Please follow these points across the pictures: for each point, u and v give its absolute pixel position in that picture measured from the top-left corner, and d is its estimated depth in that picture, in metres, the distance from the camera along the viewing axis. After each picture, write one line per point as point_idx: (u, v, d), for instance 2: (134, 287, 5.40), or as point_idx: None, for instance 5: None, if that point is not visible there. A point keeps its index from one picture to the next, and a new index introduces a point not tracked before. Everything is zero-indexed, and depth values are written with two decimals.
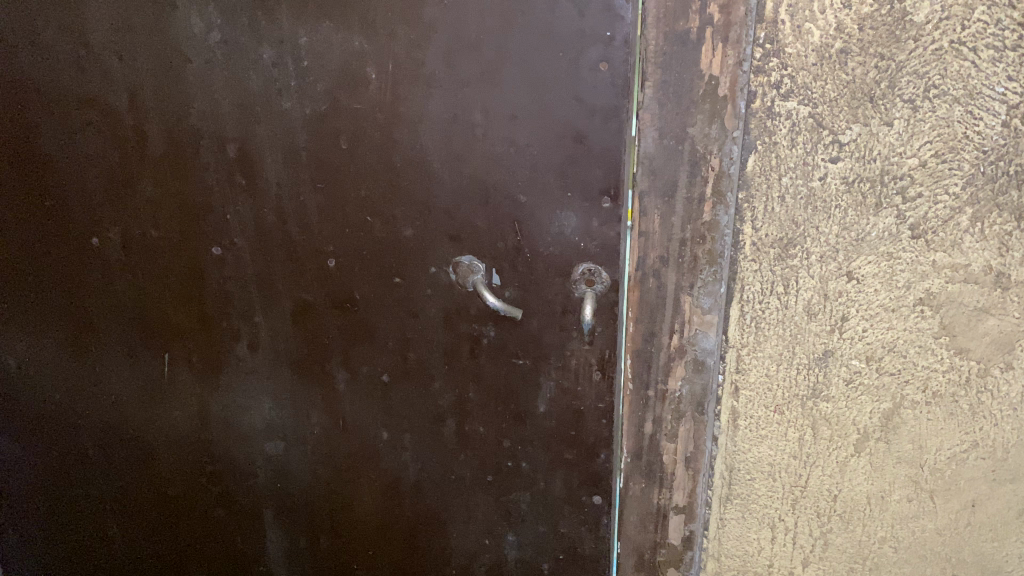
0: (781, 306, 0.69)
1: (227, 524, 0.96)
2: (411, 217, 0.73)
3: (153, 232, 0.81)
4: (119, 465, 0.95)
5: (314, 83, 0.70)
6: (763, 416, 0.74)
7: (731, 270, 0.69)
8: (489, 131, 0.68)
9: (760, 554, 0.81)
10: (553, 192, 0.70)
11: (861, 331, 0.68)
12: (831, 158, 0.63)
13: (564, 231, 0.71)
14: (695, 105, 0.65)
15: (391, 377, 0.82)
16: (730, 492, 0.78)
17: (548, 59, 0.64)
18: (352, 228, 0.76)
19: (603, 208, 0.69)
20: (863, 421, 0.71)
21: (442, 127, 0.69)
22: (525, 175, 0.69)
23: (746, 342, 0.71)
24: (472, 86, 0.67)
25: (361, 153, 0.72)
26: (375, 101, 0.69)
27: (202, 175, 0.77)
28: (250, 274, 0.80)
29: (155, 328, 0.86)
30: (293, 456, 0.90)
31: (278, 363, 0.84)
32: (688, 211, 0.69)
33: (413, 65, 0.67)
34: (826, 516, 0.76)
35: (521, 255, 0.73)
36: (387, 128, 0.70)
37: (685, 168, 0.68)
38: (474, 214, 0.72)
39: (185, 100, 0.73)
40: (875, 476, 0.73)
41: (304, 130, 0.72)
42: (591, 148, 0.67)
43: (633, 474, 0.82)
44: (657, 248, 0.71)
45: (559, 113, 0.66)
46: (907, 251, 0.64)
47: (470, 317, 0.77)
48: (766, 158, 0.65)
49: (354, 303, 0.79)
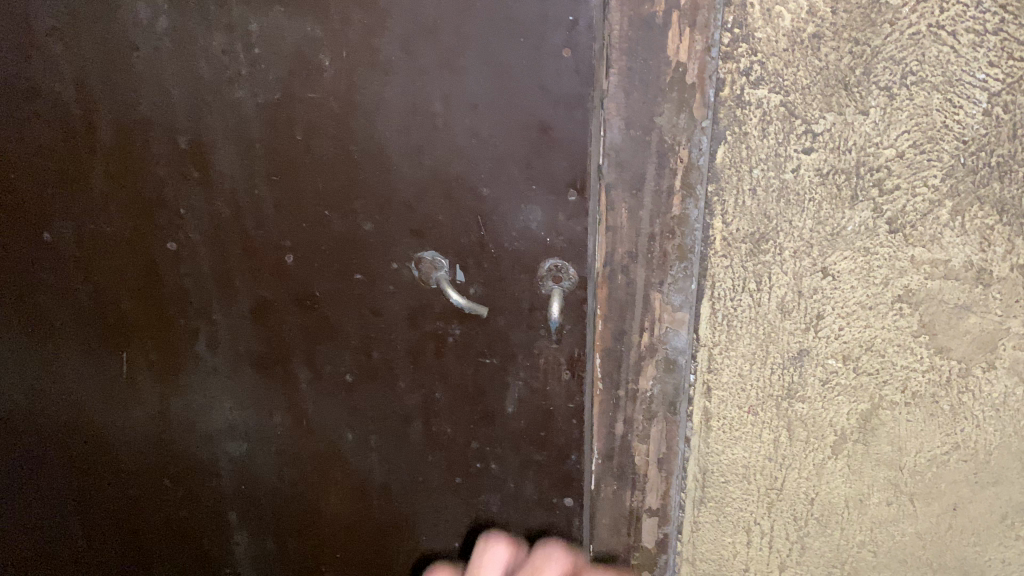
0: (753, 303, 0.66)
1: (193, 527, 0.93)
2: (371, 211, 0.70)
3: (107, 227, 0.78)
4: (81, 467, 0.92)
5: (266, 71, 0.66)
6: (737, 417, 0.71)
7: (702, 267, 0.67)
8: (450, 121, 0.65)
9: (736, 558, 0.78)
10: (517, 186, 0.66)
11: (837, 330, 0.65)
12: (804, 149, 0.60)
13: (530, 225, 0.67)
14: (662, 94, 0.62)
15: (355, 377, 0.79)
16: (703, 494, 0.76)
17: (508, 45, 0.60)
18: (310, 222, 0.72)
19: (571, 201, 0.65)
20: (840, 422, 0.68)
21: (401, 118, 0.65)
22: (488, 168, 0.66)
23: (718, 341, 0.69)
24: (429, 73, 0.63)
25: (317, 145, 0.69)
26: (330, 90, 0.66)
27: (154, 167, 0.74)
28: (208, 271, 0.78)
29: (113, 327, 0.83)
30: (257, 457, 0.87)
31: (239, 363, 0.82)
32: (657, 204, 0.66)
33: (367, 51, 0.63)
34: (803, 519, 0.73)
35: (485, 251, 0.69)
36: (343, 118, 0.67)
37: (653, 160, 0.65)
38: (436, 208, 0.69)
39: (135, 90, 0.70)
40: (853, 479, 0.70)
41: (258, 120, 0.69)
42: (556, 139, 0.63)
43: (606, 476, 0.80)
44: (625, 243, 0.68)
45: (520, 102, 0.62)
46: (884, 246, 0.62)
47: (434, 314, 0.74)
48: (735, 149, 0.62)
49: (315, 300, 0.76)
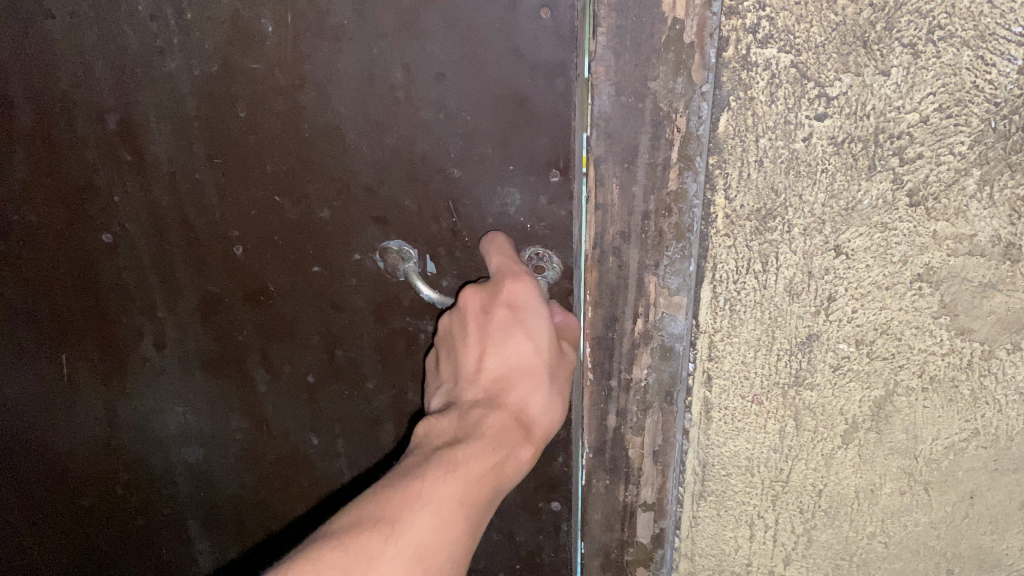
0: (758, 286, 0.60)
1: (149, 530, 0.95)
2: (327, 196, 0.63)
3: (34, 218, 0.72)
4: (33, 474, 0.92)
5: (200, 39, 0.57)
6: (740, 407, 0.65)
7: (701, 248, 0.61)
8: (412, 93, 0.56)
9: (738, 553, 0.72)
10: (493, 167, 0.58)
11: (850, 312, 0.59)
12: (818, 114, 0.53)
13: (508, 210, 0.60)
14: (657, 54, 0.55)
15: (317, 376, 0.75)
16: (703, 489, 0.70)
17: (477, 3, 0.51)
18: (258, 210, 0.65)
19: (552, 182, 0.57)
20: (852, 410, 0.63)
21: (357, 91, 0.57)
22: (458, 147, 0.58)
23: (720, 327, 0.62)
24: (387, 40, 0.54)
25: (262, 122, 0.60)
26: (274, 60, 0.57)
27: (82, 150, 0.66)
28: (148, 265, 0.72)
29: (52, 324, 0.80)
30: (212, 462, 0.86)
31: (189, 364, 0.78)
32: (652, 179, 0.60)
33: (316, 14, 0.54)
34: (810, 512, 0.68)
35: (458, 238, 0.62)
36: (291, 92, 0.58)
37: (647, 130, 0.58)
38: (401, 192, 0.61)
39: (52, 64, 0.62)
40: (864, 468, 0.65)
41: (194, 95, 0.60)
42: (534, 112, 0.55)
43: (598, 470, 0.75)
44: (617, 223, 0.62)
45: (492, 72, 0.53)
46: (904, 221, 0.55)
47: (402, 310, 0.68)
48: (741, 116, 0.55)
49: (269, 295, 0.71)
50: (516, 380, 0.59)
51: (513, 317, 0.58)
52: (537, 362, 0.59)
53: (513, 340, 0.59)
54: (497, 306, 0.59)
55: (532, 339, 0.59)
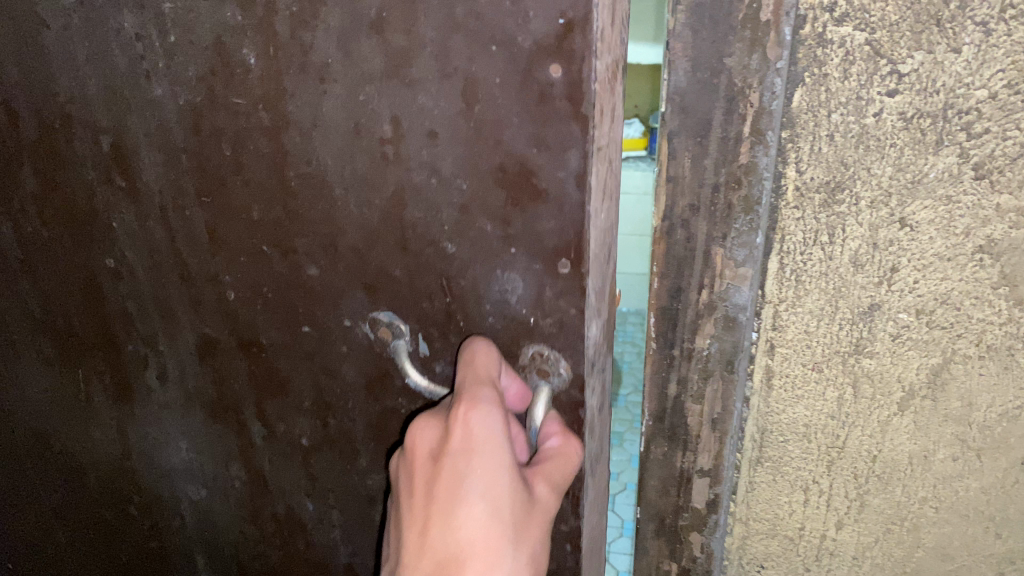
0: (825, 257, 0.62)
1: (164, 553, 1.06)
2: (315, 253, 0.68)
3: (45, 231, 0.83)
4: (72, 483, 1.06)
5: (184, 63, 0.63)
6: (800, 374, 0.68)
7: (770, 219, 0.63)
8: (401, 151, 0.59)
9: (791, 518, 0.76)
10: (494, 249, 0.60)
11: (912, 283, 0.62)
12: (888, 91, 0.55)
13: (509, 297, 0.62)
14: (734, 32, 0.57)
15: (311, 441, 0.81)
16: (760, 455, 0.73)
17: (473, 57, 0.53)
18: (249, 256, 0.71)
19: (562, 273, 0.59)
20: (909, 377, 0.65)
21: (344, 142, 0.60)
22: (452, 215, 0.60)
23: (785, 297, 0.65)
24: (375, 83, 0.57)
25: (250, 164, 0.66)
26: (257, 97, 0.62)
27: (84, 170, 0.75)
28: (149, 294, 0.80)
29: (67, 340, 0.91)
30: (213, 501, 0.95)
31: (188, 399, 0.87)
32: (723, 151, 0.61)
33: (299, 50, 0.58)
34: (864, 477, 0.71)
35: (452, 320, 0.66)
36: (274, 133, 0.63)
37: (720, 104, 0.59)
38: (390, 261, 0.65)
39: (53, 78, 0.70)
40: (919, 435, 0.68)
41: (179, 124, 0.67)
42: (541, 188, 0.56)
43: (656, 437, 0.76)
44: (687, 195, 0.63)
45: (495, 134, 0.55)
46: (969, 194, 0.58)
47: (394, 390, 0.72)
48: (814, 92, 0.57)
49: (262, 347, 0.77)
50: (467, 552, 0.52)
51: (465, 463, 0.55)
52: (495, 522, 0.53)
53: (466, 498, 0.54)
54: (450, 455, 0.56)
55: (486, 494, 0.54)
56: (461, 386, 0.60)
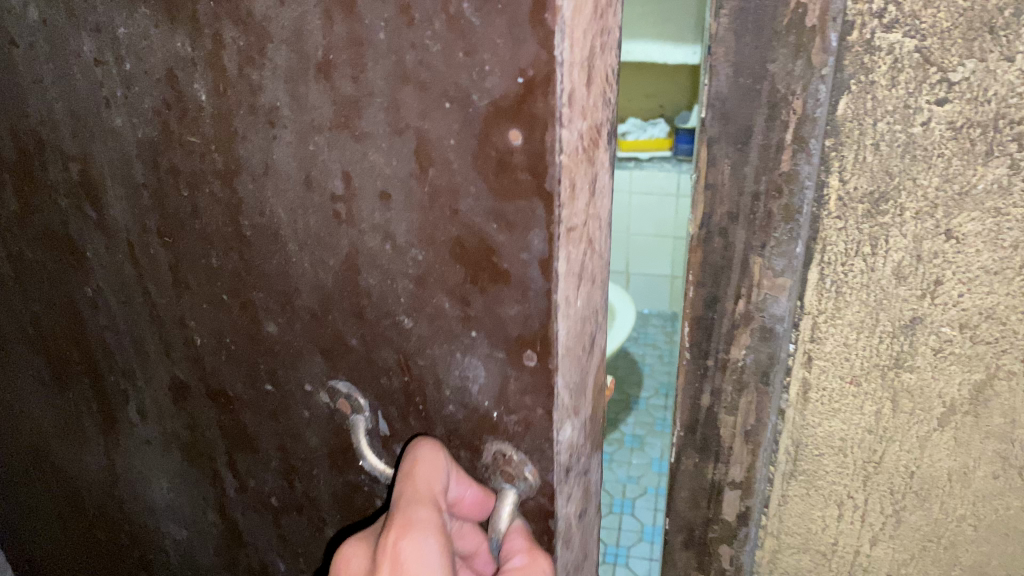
0: (866, 268, 0.61)
1: (159, 561, 1.14)
2: (272, 312, 0.71)
3: (27, 252, 0.90)
4: (75, 491, 1.14)
5: (139, 93, 0.67)
6: (838, 388, 0.66)
7: (812, 229, 0.61)
8: (354, 213, 0.60)
9: (824, 532, 0.74)
10: (454, 328, 0.61)
11: (956, 296, 0.60)
12: (938, 99, 0.54)
13: (469, 377, 0.62)
14: (778, 37, 0.55)
15: (279, 498, 0.87)
16: (794, 468, 0.72)
17: (426, 121, 0.53)
18: (212, 301, 0.76)
19: (528, 364, 0.58)
20: (951, 393, 0.64)
21: (298, 193, 0.62)
22: (406, 286, 0.61)
23: (825, 309, 0.64)
24: (324, 134, 0.58)
25: (211, 215, 0.70)
26: (209, 138, 0.65)
27: (54, 191, 0.82)
28: (124, 324, 0.87)
29: (55, 354, 0.98)
30: (199, 528, 1.02)
31: (160, 422, 0.93)
32: (764, 159, 0.59)
33: (248, 89, 0.60)
34: (901, 493, 0.69)
35: (411, 402, 0.68)
36: (229, 178, 0.66)
37: (762, 111, 0.57)
38: (349, 327, 0.67)
39: (26, 95, 0.76)
40: (959, 451, 0.66)
41: (138, 157, 0.72)
42: (502, 267, 0.55)
43: (687, 448, 0.74)
44: (726, 203, 0.61)
45: (450, 204, 0.55)
46: (1018, 206, 0.56)
47: (354, 462, 0.75)
48: (860, 100, 0.56)
49: (229, 398, 0.82)
50: None
51: None
52: None
53: None
54: None
55: None
56: (395, 507, 0.61)
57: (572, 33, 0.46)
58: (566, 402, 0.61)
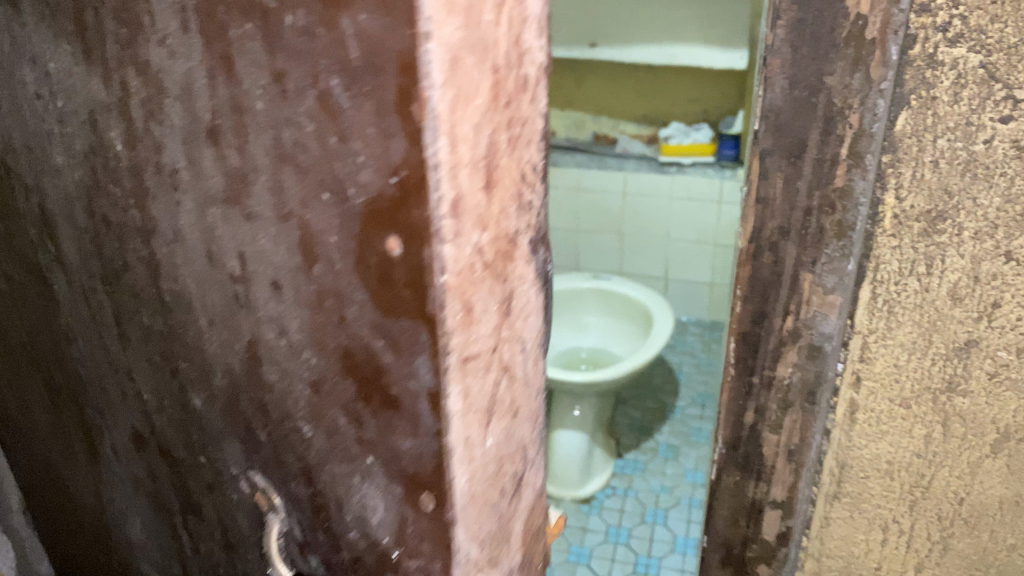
0: (921, 288, 0.59)
1: None
2: (195, 379, 0.53)
3: None
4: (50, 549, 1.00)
5: (75, 136, 0.50)
6: (887, 410, 0.65)
7: (865, 246, 0.59)
8: (252, 298, 0.43)
9: (868, 556, 0.73)
10: (353, 456, 0.43)
11: (1015, 320, 0.58)
12: (1003, 117, 0.53)
13: (370, 519, 0.45)
14: (836, 50, 0.53)
15: None
16: (838, 490, 0.70)
17: (308, 194, 0.36)
18: (151, 364, 0.57)
19: (425, 514, 0.41)
20: (1005, 420, 0.62)
21: (202, 267, 0.46)
22: (309, 395, 0.44)
23: (876, 328, 0.62)
24: (219, 207, 0.41)
25: (129, 259, 0.52)
26: (129, 191, 0.48)
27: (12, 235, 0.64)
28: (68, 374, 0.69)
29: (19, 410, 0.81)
30: None
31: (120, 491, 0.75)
32: (818, 174, 0.57)
33: (152, 143, 0.43)
34: (949, 520, 0.68)
35: (319, 524, 0.49)
36: (147, 236, 0.49)
37: (818, 125, 0.56)
38: (257, 424, 0.49)
39: None
40: (1012, 479, 0.64)
41: (80, 201, 0.53)
42: (394, 398, 0.38)
43: (728, 465, 0.72)
44: (777, 218, 0.60)
45: (337, 309, 0.38)
46: None
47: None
48: (919, 116, 0.54)
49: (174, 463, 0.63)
50: None
51: None
52: None
53: None
54: None
55: None
56: None
57: (449, 117, 0.31)
58: (478, 563, 0.44)
